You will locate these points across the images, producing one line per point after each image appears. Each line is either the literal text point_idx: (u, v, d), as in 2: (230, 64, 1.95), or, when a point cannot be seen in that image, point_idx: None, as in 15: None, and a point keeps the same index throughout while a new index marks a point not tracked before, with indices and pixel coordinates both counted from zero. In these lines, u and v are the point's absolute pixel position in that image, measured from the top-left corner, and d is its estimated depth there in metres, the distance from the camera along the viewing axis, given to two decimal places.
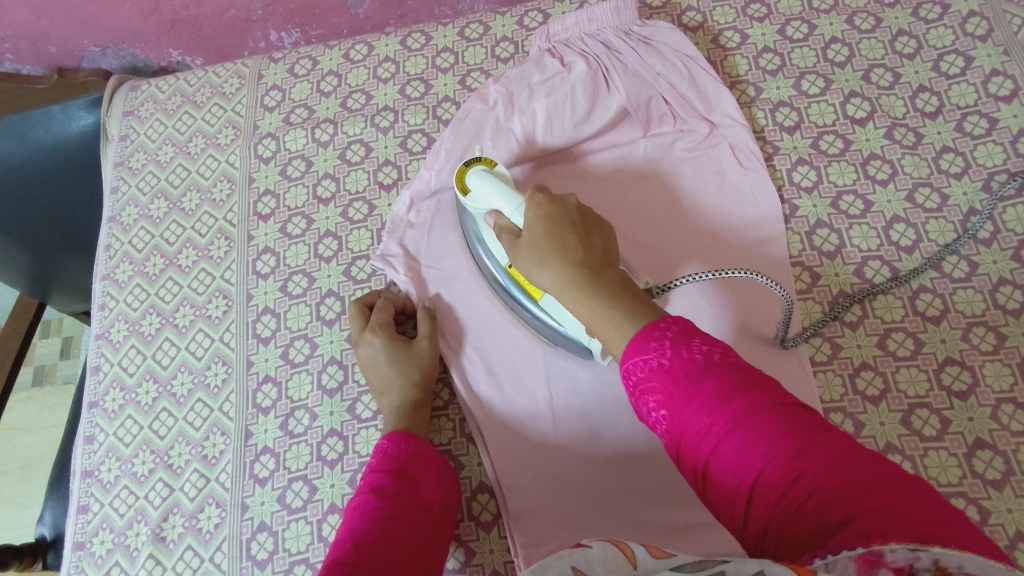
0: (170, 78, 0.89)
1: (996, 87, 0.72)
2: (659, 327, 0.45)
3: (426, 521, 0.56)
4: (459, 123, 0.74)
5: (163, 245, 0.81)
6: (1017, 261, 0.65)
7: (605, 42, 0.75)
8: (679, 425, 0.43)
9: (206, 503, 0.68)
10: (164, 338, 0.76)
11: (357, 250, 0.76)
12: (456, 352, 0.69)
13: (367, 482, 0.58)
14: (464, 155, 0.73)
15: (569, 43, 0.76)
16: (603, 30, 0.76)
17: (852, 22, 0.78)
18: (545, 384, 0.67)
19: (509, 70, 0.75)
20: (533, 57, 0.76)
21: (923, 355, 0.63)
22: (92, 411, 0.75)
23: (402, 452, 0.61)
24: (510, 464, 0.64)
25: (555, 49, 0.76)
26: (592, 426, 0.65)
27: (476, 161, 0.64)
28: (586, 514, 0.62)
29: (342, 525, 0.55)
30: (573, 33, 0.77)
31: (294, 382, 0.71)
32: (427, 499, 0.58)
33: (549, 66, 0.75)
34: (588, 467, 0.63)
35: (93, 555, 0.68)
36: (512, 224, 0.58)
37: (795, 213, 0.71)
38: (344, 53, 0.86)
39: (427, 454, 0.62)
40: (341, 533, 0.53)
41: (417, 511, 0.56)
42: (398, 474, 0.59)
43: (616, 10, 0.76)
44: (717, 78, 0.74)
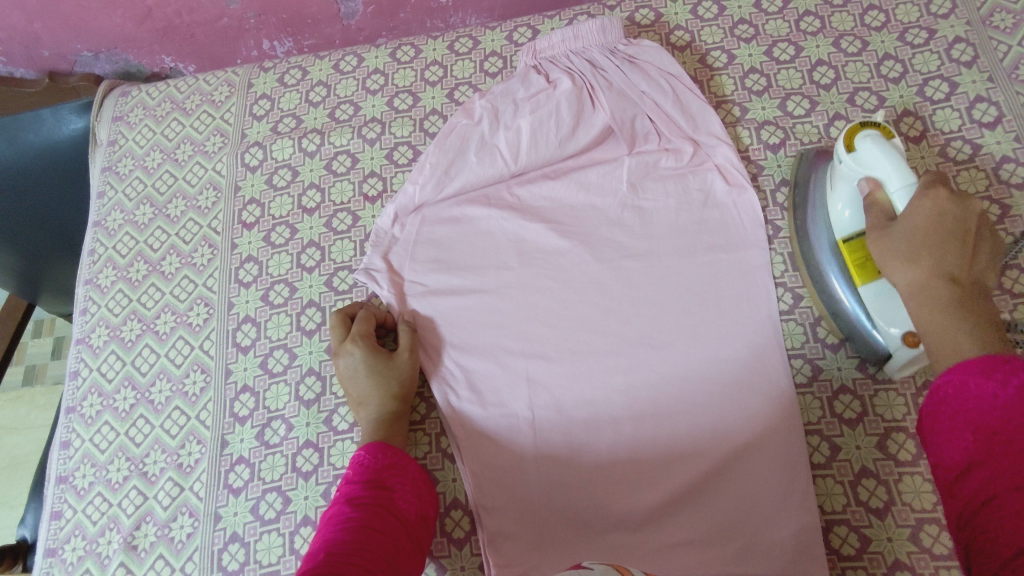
0: (160, 85, 0.90)
1: (980, 113, 0.72)
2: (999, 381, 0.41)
3: (403, 532, 0.56)
4: (444, 137, 0.74)
5: (147, 252, 0.81)
6: (996, 288, 0.65)
7: (591, 59, 0.76)
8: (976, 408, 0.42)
9: (180, 512, 0.68)
10: (144, 345, 0.76)
11: (339, 261, 0.76)
12: (436, 365, 0.69)
13: (343, 493, 0.58)
14: (448, 170, 0.73)
15: (555, 61, 0.77)
16: (588, 48, 0.77)
17: (838, 45, 0.77)
18: (526, 402, 0.66)
19: (495, 86, 0.76)
20: (518, 73, 0.76)
21: (902, 379, 0.64)
22: (69, 417, 0.75)
23: (380, 463, 0.60)
24: (489, 482, 0.64)
25: (541, 66, 0.77)
26: (573, 446, 0.64)
27: (872, 125, 0.60)
28: (561, 536, 0.61)
29: (317, 535, 0.54)
30: (559, 51, 0.78)
31: (272, 392, 0.71)
32: (405, 509, 0.58)
33: (535, 84, 0.75)
34: (567, 488, 0.63)
35: (64, 562, 0.68)
36: (889, 201, 0.56)
37: (778, 233, 0.71)
38: (334, 63, 0.86)
39: (406, 466, 0.62)
40: (316, 542, 0.53)
41: (394, 521, 0.56)
42: (376, 484, 0.58)
43: (601, 28, 0.77)
44: (703, 97, 0.74)
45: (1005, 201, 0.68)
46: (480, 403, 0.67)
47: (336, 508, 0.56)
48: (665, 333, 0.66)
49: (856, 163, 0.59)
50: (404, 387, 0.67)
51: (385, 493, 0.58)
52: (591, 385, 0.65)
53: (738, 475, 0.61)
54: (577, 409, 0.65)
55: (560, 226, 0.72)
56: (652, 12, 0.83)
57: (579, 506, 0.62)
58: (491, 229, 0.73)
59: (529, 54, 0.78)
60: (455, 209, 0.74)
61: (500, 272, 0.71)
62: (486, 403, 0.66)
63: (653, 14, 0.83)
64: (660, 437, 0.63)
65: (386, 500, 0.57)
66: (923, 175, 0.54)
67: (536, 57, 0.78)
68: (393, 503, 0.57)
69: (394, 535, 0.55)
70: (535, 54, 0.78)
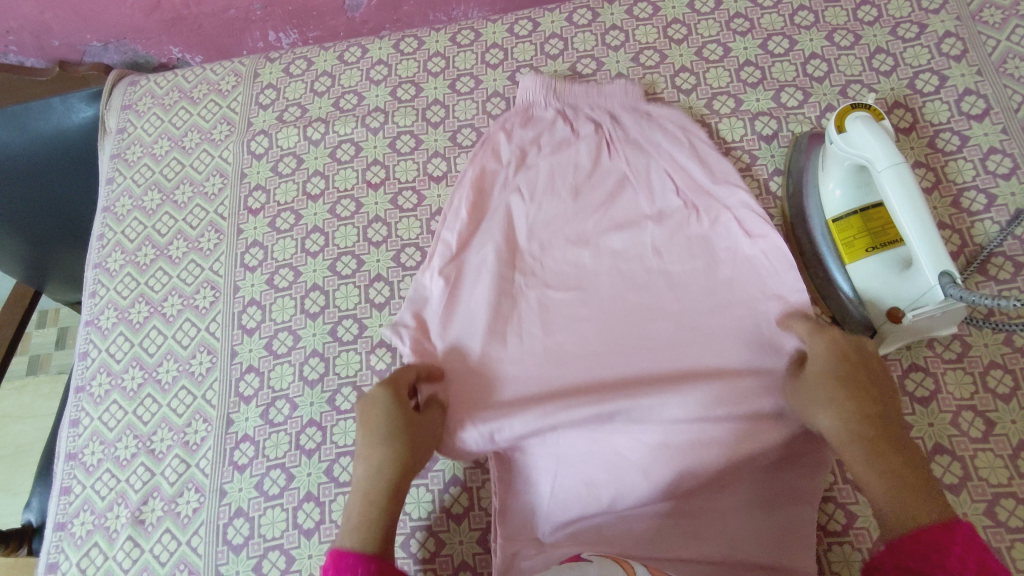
0: (168, 74, 0.91)
1: (969, 106, 0.74)
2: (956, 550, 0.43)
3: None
4: (460, 185, 0.75)
5: (155, 236, 0.83)
6: (981, 274, 0.67)
7: (612, 114, 0.77)
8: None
9: (186, 488, 0.70)
10: (152, 327, 0.78)
11: (343, 246, 0.78)
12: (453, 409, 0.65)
13: None
14: (453, 293, 0.70)
15: (578, 111, 0.77)
16: (611, 104, 0.78)
17: (831, 39, 0.79)
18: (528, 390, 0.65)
19: (519, 132, 0.76)
20: (542, 124, 0.77)
21: (889, 361, 0.66)
22: (78, 395, 0.77)
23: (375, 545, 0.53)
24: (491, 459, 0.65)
25: (566, 113, 0.77)
26: (578, 440, 0.63)
27: (862, 108, 0.64)
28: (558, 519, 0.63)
29: None
30: (581, 97, 0.78)
31: (276, 372, 0.73)
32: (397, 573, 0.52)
33: (558, 134, 0.76)
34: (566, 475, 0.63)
35: (73, 535, 0.70)
36: (878, 180, 0.59)
37: (771, 221, 0.73)
38: (338, 54, 0.88)
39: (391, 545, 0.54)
40: None
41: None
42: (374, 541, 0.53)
43: (624, 91, 0.77)
44: (719, 151, 0.73)
45: (991, 190, 0.70)
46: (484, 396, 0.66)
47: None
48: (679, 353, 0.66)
49: (847, 144, 0.62)
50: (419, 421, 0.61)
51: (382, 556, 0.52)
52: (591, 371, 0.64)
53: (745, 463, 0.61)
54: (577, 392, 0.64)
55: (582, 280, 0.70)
56: (650, 6, 0.84)
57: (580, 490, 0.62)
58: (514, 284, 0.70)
59: (551, 95, 0.78)
60: (473, 266, 0.72)
61: (518, 322, 0.69)
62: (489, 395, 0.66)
63: (651, 8, 0.84)
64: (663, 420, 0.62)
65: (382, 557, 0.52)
66: (907, 158, 0.58)
67: (559, 100, 0.78)
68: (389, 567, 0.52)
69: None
70: (557, 96, 0.78)
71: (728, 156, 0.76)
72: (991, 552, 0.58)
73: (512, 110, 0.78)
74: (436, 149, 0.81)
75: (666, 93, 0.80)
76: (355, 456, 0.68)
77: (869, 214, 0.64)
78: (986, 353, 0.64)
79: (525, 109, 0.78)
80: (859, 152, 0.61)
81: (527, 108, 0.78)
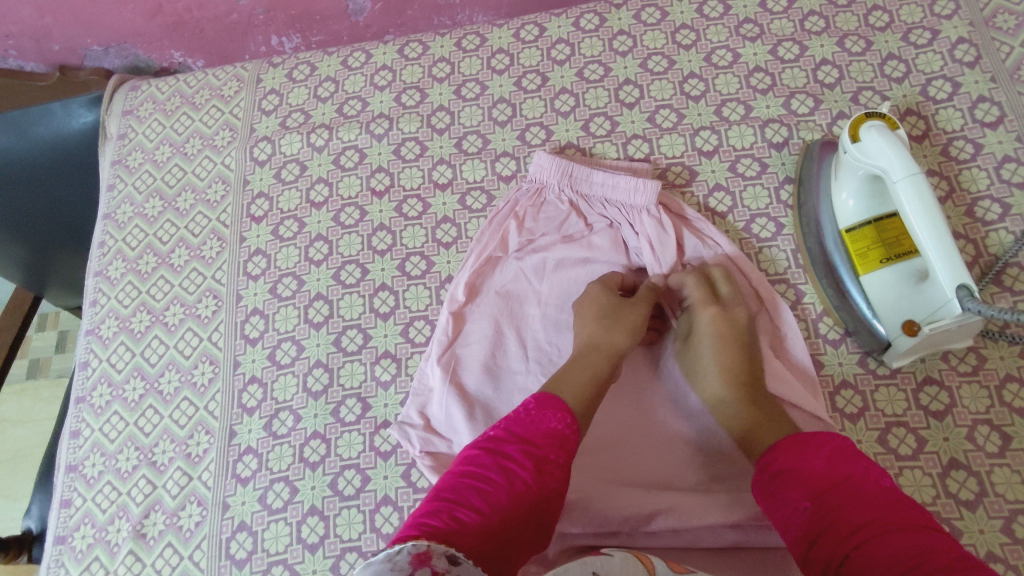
0: (170, 79, 0.90)
1: (983, 113, 0.72)
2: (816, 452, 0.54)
3: (532, 515, 0.52)
4: (467, 266, 0.71)
5: (157, 244, 0.82)
6: (996, 286, 0.66)
7: (626, 206, 0.72)
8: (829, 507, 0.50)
9: (188, 501, 0.69)
10: (153, 336, 0.77)
11: (347, 254, 0.77)
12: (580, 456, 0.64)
13: (493, 455, 0.54)
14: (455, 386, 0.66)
15: (593, 201, 0.73)
16: (625, 198, 0.72)
17: (842, 45, 0.78)
18: None
19: (529, 219, 0.72)
20: (555, 214, 0.72)
21: (903, 374, 0.64)
22: (79, 406, 0.76)
23: (545, 424, 0.56)
24: None
25: (581, 202, 0.73)
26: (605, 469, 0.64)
27: (877, 116, 0.63)
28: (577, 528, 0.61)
29: (463, 481, 0.53)
30: (597, 186, 0.73)
31: (279, 383, 0.72)
32: (547, 484, 0.53)
33: (570, 226, 0.72)
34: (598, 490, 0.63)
35: (74, 549, 0.69)
36: (894, 191, 0.58)
37: (782, 231, 0.72)
38: (342, 59, 0.86)
39: (571, 435, 0.56)
40: (461, 495, 0.52)
41: (525, 501, 0.52)
42: (513, 444, 0.54)
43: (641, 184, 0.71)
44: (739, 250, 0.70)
45: (1005, 199, 0.69)
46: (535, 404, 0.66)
47: (426, 501, 0.52)
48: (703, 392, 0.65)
49: (861, 154, 0.62)
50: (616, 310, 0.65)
51: (502, 470, 0.53)
52: (622, 396, 0.67)
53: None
54: (608, 420, 0.66)
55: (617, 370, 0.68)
56: (658, 11, 0.83)
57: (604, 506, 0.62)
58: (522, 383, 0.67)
59: (566, 181, 0.73)
60: (480, 363, 0.67)
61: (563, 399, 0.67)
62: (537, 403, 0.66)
63: (659, 13, 0.82)
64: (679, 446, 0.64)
65: (522, 477, 0.53)
66: (924, 168, 0.57)
67: (573, 184, 0.73)
68: (514, 485, 0.52)
69: (504, 534, 0.50)
70: (573, 182, 0.73)
71: (737, 163, 0.75)
72: (1009, 570, 0.57)
73: (524, 186, 0.75)
74: (442, 156, 0.80)
75: (675, 100, 0.78)
76: (360, 469, 0.67)
77: (883, 225, 0.63)
78: (1001, 366, 0.63)
79: (538, 189, 0.74)
80: (874, 163, 0.60)
81: (540, 190, 0.74)
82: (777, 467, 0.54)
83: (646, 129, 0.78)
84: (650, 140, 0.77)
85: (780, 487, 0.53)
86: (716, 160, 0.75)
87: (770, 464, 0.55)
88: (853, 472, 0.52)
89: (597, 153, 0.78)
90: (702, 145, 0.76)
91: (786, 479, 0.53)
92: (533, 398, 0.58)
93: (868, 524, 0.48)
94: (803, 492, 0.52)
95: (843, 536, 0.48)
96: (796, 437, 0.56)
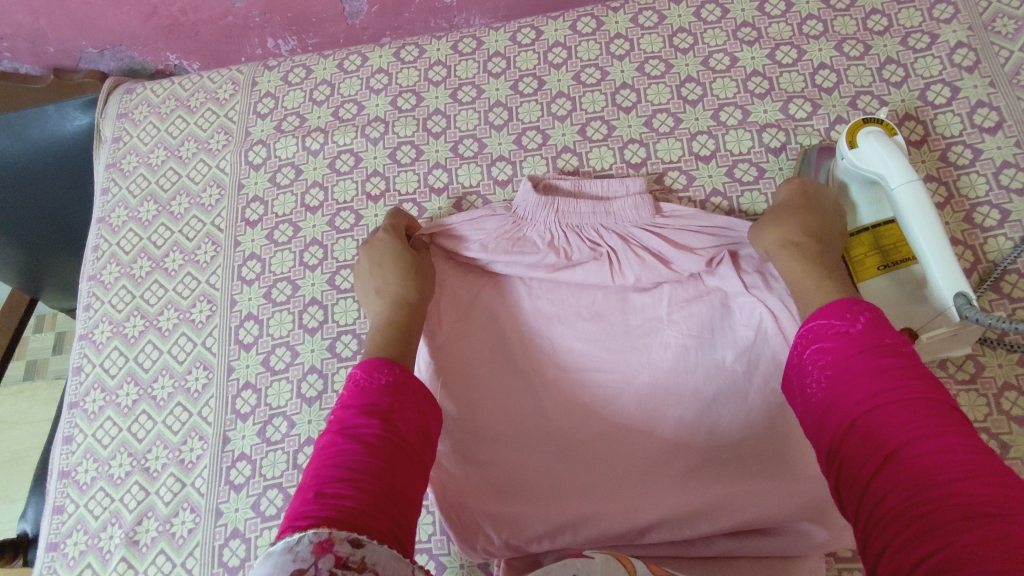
0: (164, 82, 0.89)
1: (981, 118, 0.72)
2: (854, 312, 0.50)
3: (401, 457, 0.51)
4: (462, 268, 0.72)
5: (151, 248, 0.81)
6: (994, 293, 0.66)
7: (621, 234, 0.69)
8: (846, 383, 0.47)
9: (181, 507, 0.69)
10: (147, 341, 0.77)
11: (341, 259, 0.76)
12: (575, 412, 0.66)
13: (338, 424, 0.52)
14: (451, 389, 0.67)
15: (582, 234, 0.69)
16: (618, 225, 0.69)
17: (840, 49, 0.77)
18: (560, 416, 0.65)
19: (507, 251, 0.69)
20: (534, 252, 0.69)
21: None
22: (71, 412, 0.75)
23: (375, 383, 0.55)
24: (522, 474, 0.64)
25: (564, 238, 0.70)
26: (597, 466, 0.64)
27: (874, 123, 0.63)
28: (571, 524, 0.61)
29: (313, 469, 0.50)
30: (587, 219, 0.70)
31: (273, 389, 0.72)
32: (404, 429, 0.53)
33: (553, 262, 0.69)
34: (588, 483, 0.63)
35: (66, 556, 0.69)
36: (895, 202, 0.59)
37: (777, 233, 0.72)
38: (338, 62, 0.85)
39: (406, 383, 0.56)
40: (320, 478, 0.49)
41: (389, 448, 0.51)
42: (352, 413, 0.53)
43: (633, 206, 0.69)
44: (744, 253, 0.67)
45: (1004, 206, 0.68)
46: (506, 397, 0.67)
47: (296, 500, 0.48)
48: (698, 390, 0.64)
49: (859, 161, 0.62)
50: (425, 288, 0.67)
51: (353, 438, 0.51)
52: (617, 395, 0.66)
53: (760, 481, 0.61)
54: (601, 417, 0.65)
55: (602, 356, 0.67)
56: (656, 14, 0.82)
57: (597, 505, 0.62)
58: (515, 383, 0.67)
59: (551, 216, 0.70)
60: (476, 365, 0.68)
61: (555, 396, 0.66)
62: (510, 379, 0.67)
63: (657, 16, 0.82)
64: (674, 442, 0.63)
65: (369, 430, 0.51)
66: (921, 179, 0.58)
67: (559, 219, 0.70)
68: (367, 444, 0.50)
69: (385, 490, 0.48)
70: (557, 215, 0.70)
71: (735, 169, 0.74)
72: None
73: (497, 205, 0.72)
74: (437, 160, 0.79)
75: (671, 104, 0.78)
76: None
77: (880, 232, 0.63)
78: (1000, 374, 0.62)
79: (518, 221, 0.71)
80: (870, 172, 0.61)
81: (522, 225, 0.71)
82: (814, 335, 0.51)
83: (643, 133, 0.77)
84: (647, 144, 0.77)
85: (813, 359, 0.50)
86: (714, 165, 0.75)
87: (809, 332, 0.51)
88: (891, 343, 0.47)
89: (593, 158, 0.77)
90: (699, 150, 0.76)
91: (821, 346, 0.50)
92: (358, 368, 0.57)
93: (869, 399, 0.45)
94: (828, 361, 0.49)
95: (843, 415, 0.46)
96: (844, 302, 0.51)
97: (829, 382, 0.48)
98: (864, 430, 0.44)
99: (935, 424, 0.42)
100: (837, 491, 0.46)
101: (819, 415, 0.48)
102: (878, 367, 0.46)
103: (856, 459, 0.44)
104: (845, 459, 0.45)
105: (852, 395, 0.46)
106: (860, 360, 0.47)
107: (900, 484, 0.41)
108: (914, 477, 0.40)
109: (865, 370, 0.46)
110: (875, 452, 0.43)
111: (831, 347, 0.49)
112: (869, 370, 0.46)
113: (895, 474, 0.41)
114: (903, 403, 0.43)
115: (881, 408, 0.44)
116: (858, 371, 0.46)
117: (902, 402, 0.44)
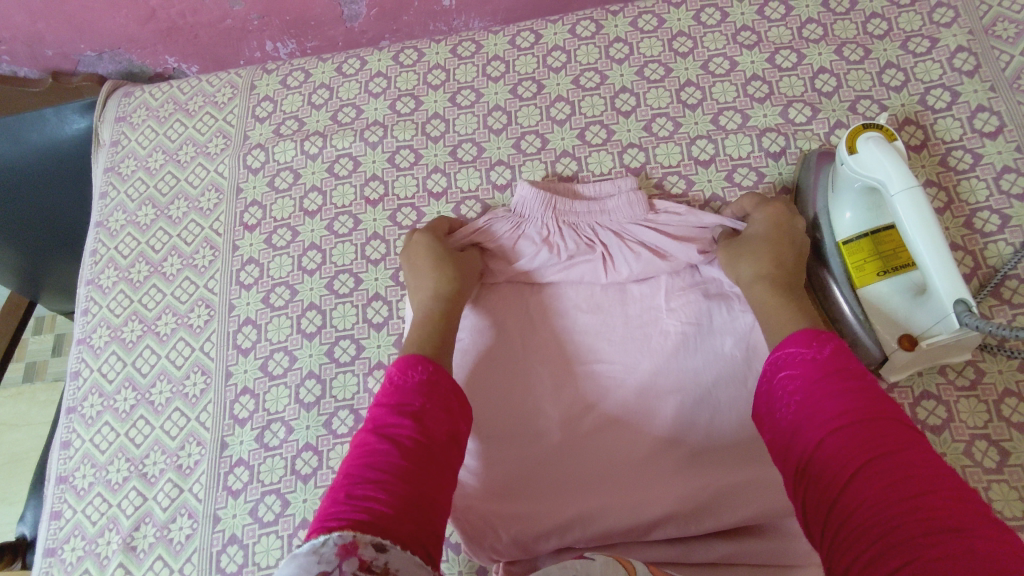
0: (163, 85, 0.89)
1: (982, 123, 0.72)
2: (821, 341, 0.50)
3: (432, 461, 0.51)
4: None
5: (149, 252, 0.81)
6: (994, 298, 0.66)
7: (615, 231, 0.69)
8: (813, 405, 0.46)
9: (179, 513, 0.68)
10: (145, 346, 0.76)
11: (340, 263, 0.76)
12: (577, 408, 0.65)
13: (372, 422, 0.53)
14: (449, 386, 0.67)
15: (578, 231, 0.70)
16: (614, 222, 0.70)
17: (841, 53, 0.77)
18: (562, 412, 0.65)
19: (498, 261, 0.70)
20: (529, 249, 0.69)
21: (900, 388, 0.64)
22: (69, 417, 0.75)
23: (411, 381, 0.55)
24: (523, 472, 0.63)
25: (559, 233, 0.69)
26: (600, 462, 0.63)
27: (875, 129, 0.63)
28: (577, 520, 0.61)
29: (347, 467, 0.50)
30: (583, 219, 0.70)
31: (271, 395, 0.71)
32: (436, 430, 0.53)
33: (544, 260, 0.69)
34: (591, 477, 0.63)
35: (64, 562, 0.69)
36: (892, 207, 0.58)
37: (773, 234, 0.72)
38: (337, 66, 0.85)
39: (440, 382, 0.56)
40: (353, 477, 0.49)
41: (421, 452, 0.51)
42: (387, 412, 0.53)
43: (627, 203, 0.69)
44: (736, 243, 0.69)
45: (1004, 211, 0.68)
46: (505, 393, 0.66)
47: (329, 497, 0.48)
48: (698, 383, 0.64)
49: (859, 166, 0.61)
50: None
51: (387, 438, 0.51)
52: (619, 390, 0.65)
53: (760, 476, 0.60)
54: (602, 412, 0.65)
55: (602, 349, 0.67)
56: (655, 18, 0.82)
57: (601, 501, 0.61)
58: (513, 380, 0.67)
59: (548, 214, 0.70)
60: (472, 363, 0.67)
61: (556, 392, 0.66)
62: (510, 375, 0.67)
63: (656, 20, 0.82)
64: (676, 437, 0.63)
65: (402, 430, 0.51)
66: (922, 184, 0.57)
67: (556, 217, 0.70)
68: (401, 445, 0.50)
69: (416, 494, 0.48)
70: (554, 214, 0.70)
71: (734, 173, 0.74)
72: None
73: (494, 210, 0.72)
74: (436, 164, 0.79)
75: (671, 108, 0.78)
76: None
77: (880, 237, 0.63)
78: (999, 380, 0.62)
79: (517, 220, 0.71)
80: (870, 178, 0.60)
81: (520, 221, 0.71)
82: (780, 361, 0.51)
83: (643, 138, 0.77)
84: (646, 149, 0.77)
85: (780, 383, 0.50)
86: (713, 169, 0.75)
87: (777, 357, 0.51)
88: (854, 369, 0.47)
89: (592, 162, 0.77)
90: (699, 154, 0.75)
91: (788, 372, 0.50)
92: (394, 364, 0.57)
93: (834, 420, 0.45)
94: (795, 385, 0.49)
95: (809, 437, 0.46)
96: (810, 331, 0.52)
97: (795, 405, 0.48)
98: (827, 452, 0.44)
99: (895, 444, 0.42)
100: (802, 515, 0.45)
101: (785, 440, 0.48)
102: (845, 389, 0.46)
103: (821, 482, 0.44)
104: (811, 480, 0.45)
105: (818, 416, 0.46)
106: (825, 384, 0.47)
107: (870, 498, 0.40)
108: (875, 498, 0.40)
109: (832, 393, 0.46)
110: (838, 474, 0.43)
111: (798, 372, 0.49)
112: (834, 392, 0.46)
113: (859, 494, 0.41)
114: (867, 424, 0.44)
115: (844, 429, 0.44)
116: (823, 394, 0.46)
117: (866, 422, 0.44)
